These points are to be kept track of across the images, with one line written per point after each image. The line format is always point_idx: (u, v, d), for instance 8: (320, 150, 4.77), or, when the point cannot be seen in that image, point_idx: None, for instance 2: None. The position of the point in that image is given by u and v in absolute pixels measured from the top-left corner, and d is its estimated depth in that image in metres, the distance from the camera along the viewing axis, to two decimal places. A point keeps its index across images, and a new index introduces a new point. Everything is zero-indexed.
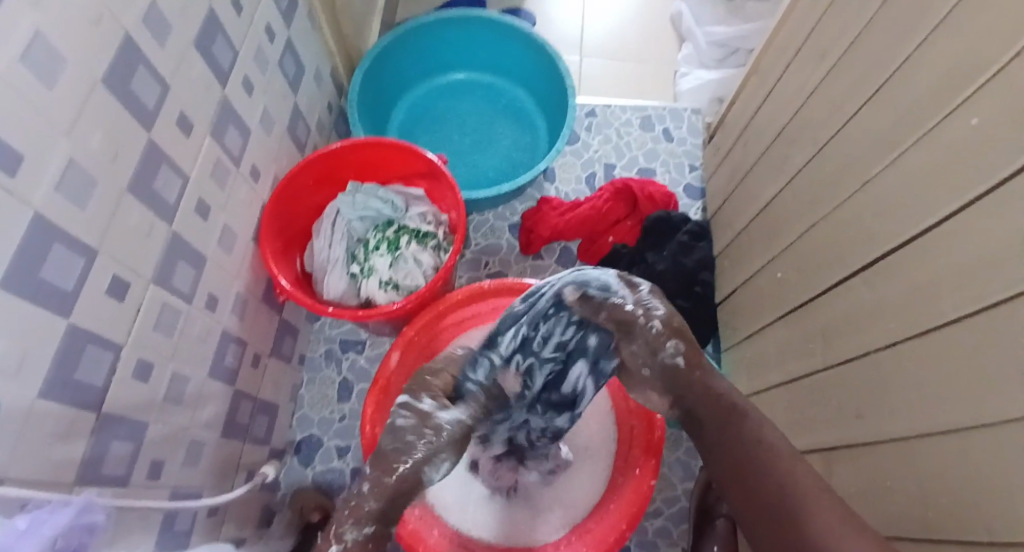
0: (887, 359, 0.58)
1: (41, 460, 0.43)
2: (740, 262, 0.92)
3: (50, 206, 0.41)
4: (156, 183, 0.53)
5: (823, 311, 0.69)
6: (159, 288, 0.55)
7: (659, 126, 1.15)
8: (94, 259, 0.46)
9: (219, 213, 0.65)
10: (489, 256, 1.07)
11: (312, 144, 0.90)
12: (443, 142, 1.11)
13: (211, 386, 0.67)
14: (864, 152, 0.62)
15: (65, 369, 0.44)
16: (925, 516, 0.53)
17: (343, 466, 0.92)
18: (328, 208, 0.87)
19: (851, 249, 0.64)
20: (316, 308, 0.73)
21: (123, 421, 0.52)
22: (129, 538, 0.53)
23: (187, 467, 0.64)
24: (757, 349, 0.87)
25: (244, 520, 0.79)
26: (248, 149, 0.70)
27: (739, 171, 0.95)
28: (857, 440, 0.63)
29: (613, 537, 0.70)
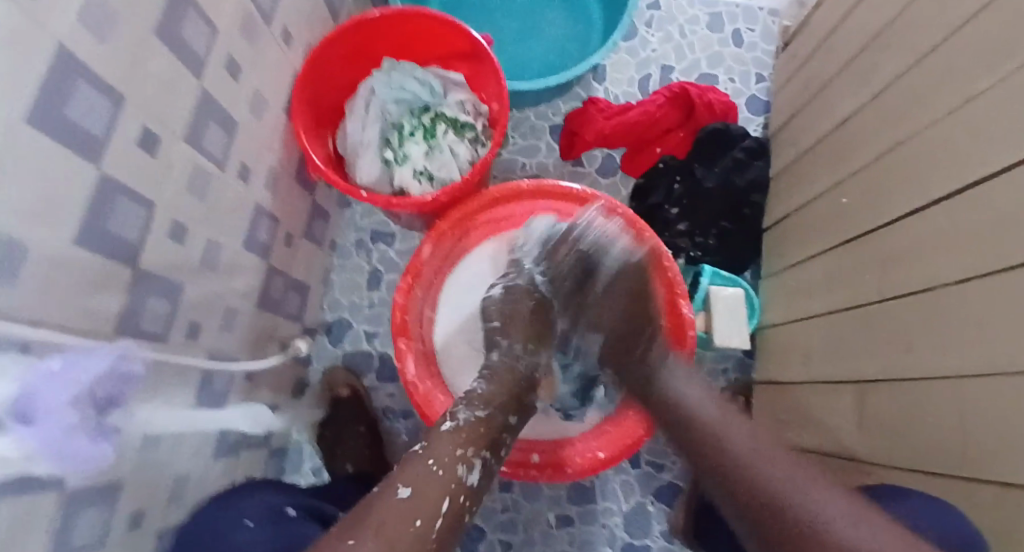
0: (952, 293, 0.54)
1: (75, 307, 0.42)
2: (799, 183, 0.86)
3: (74, 40, 0.38)
4: (184, 32, 0.49)
5: (886, 238, 0.65)
6: (190, 149, 0.53)
7: (729, 27, 1.04)
8: (120, 105, 0.43)
9: (250, 76, 0.61)
10: (528, 157, 1.02)
11: (346, 13, 0.84)
12: (487, 24, 1.02)
13: (245, 257, 0.67)
14: (973, 63, 0.54)
15: (98, 217, 0.43)
16: (961, 453, 0.51)
17: (370, 350, 0.94)
18: (362, 87, 0.82)
19: (935, 173, 0.58)
20: (348, 190, 0.71)
21: (159, 280, 0.52)
22: (167, 391, 0.55)
23: (223, 333, 0.66)
24: (804, 276, 0.83)
25: (278, 389, 0.83)
26: (280, 8, 0.64)
27: (814, 84, 0.87)
28: (900, 374, 0.60)
29: (627, 441, 0.75)
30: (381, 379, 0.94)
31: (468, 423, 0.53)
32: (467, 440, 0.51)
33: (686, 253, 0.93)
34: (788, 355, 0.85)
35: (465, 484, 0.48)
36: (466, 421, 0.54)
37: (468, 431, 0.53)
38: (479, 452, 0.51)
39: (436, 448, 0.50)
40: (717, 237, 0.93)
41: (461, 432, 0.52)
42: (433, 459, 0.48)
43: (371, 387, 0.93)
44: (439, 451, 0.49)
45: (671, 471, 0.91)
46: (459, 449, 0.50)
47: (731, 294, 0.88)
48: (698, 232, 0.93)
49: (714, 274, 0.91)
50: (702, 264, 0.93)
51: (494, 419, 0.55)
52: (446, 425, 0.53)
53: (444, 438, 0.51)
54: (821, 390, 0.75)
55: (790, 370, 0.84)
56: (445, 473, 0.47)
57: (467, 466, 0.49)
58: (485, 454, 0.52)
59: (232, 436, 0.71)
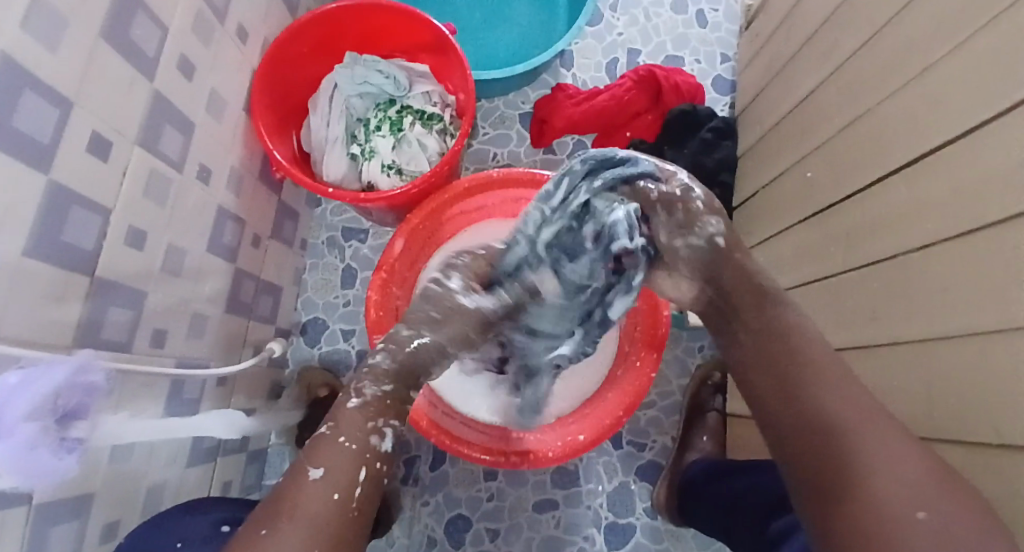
0: (913, 262, 0.55)
1: (32, 319, 0.41)
2: (765, 162, 0.87)
3: (16, 44, 0.36)
4: (133, 31, 0.47)
5: (850, 212, 0.66)
6: (146, 153, 0.52)
7: (693, 8, 1.05)
8: (70, 111, 0.42)
9: (206, 75, 0.59)
10: (498, 147, 1.01)
11: (305, 8, 0.82)
12: (451, 14, 1.00)
13: (211, 261, 0.66)
14: (925, 35, 0.55)
15: (50, 226, 0.42)
16: (927, 417, 0.53)
17: (348, 349, 0.93)
18: (326, 81, 0.80)
19: (893, 146, 0.59)
20: (315, 188, 0.70)
21: (119, 288, 0.51)
22: (136, 401, 0.54)
23: (192, 338, 0.64)
24: (774, 253, 0.84)
25: (253, 393, 0.82)
26: (234, 4, 0.62)
27: (777, 62, 0.87)
28: (866, 342, 0.62)
29: (609, 422, 0.74)
30: None
31: (377, 397, 0.49)
32: (379, 409, 0.49)
33: None
34: None
35: (381, 452, 0.48)
36: (374, 395, 0.49)
37: (374, 402, 0.49)
38: (389, 420, 0.49)
39: (342, 426, 0.47)
40: None
41: (369, 404, 0.49)
42: (345, 435, 0.47)
43: None
44: (347, 427, 0.47)
45: (652, 449, 0.92)
46: (369, 423, 0.48)
47: None
48: None
49: None
50: None
51: (404, 392, 0.52)
52: (351, 402, 0.49)
53: (352, 415, 0.48)
54: None
55: None
56: (355, 446, 0.47)
57: (380, 436, 0.48)
58: (395, 423, 0.50)
59: (207, 442, 0.70)
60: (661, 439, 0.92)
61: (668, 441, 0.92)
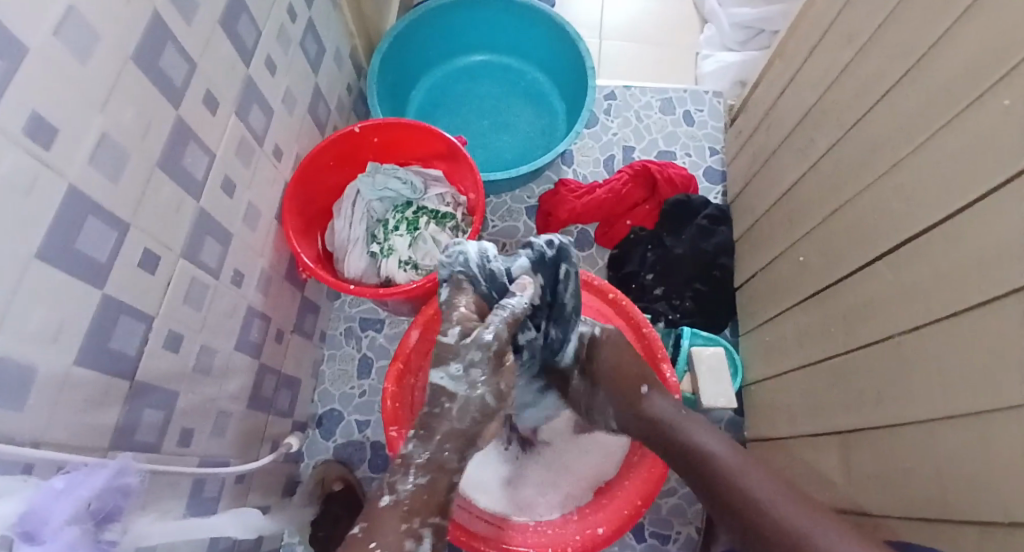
0: (909, 344, 0.57)
1: (74, 426, 0.44)
2: (760, 247, 0.91)
3: (83, 178, 0.42)
4: (184, 159, 0.54)
5: (843, 295, 0.69)
6: (188, 264, 0.56)
7: (680, 109, 1.14)
8: (126, 233, 0.47)
9: (244, 190, 0.66)
10: (506, 238, 1.07)
11: (332, 124, 0.91)
12: (461, 123, 1.10)
13: (237, 359, 0.69)
14: (892, 136, 0.61)
15: (100, 336, 0.46)
16: (942, 501, 0.53)
17: (363, 441, 0.94)
18: (349, 188, 0.88)
19: (877, 233, 0.63)
20: (337, 286, 0.74)
21: (154, 390, 0.54)
22: (160, 502, 0.55)
23: (215, 436, 0.66)
24: (777, 334, 0.86)
25: (269, 489, 0.82)
26: (271, 128, 0.70)
27: (761, 156, 0.94)
28: (876, 424, 0.62)
29: (627, 512, 0.73)
30: (374, 469, 0.93)
31: (414, 493, 0.47)
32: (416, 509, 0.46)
33: (664, 317, 0.96)
34: (772, 412, 0.87)
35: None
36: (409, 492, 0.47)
37: (420, 497, 0.47)
38: (427, 520, 0.46)
39: (382, 531, 0.44)
40: (693, 299, 0.96)
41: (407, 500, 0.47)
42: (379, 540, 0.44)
43: (365, 479, 0.92)
44: (382, 531, 0.44)
45: (676, 542, 0.89)
46: (405, 524, 0.45)
47: (712, 353, 0.90)
48: (673, 296, 0.96)
49: (694, 334, 0.93)
50: (682, 326, 0.95)
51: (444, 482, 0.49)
52: (386, 500, 0.47)
53: (388, 513, 0.46)
54: (806, 446, 0.76)
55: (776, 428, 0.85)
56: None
57: (416, 542, 0.45)
58: (436, 520, 0.47)
59: (223, 543, 0.70)
60: (685, 531, 0.90)
61: (693, 532, 0.90)
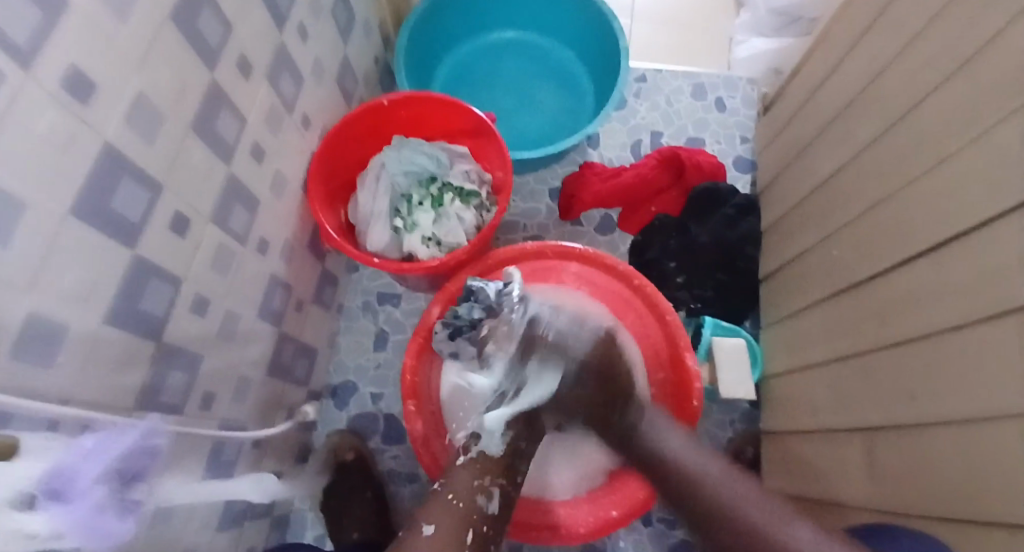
0: (945, 344, 0.56)
1: (102, 384, 0.44)
2: (789, 239, 0.90)
3: (119, 137, 0.41)
4: (216, 123, 0.53)
5: (878, 292, 0.68)
6: (217, 229, 0.56)
7: (711, 95, 1.11)
8: (159, 195, 0.47)
9: (272, 158, 0.65)
10: (528, 219, 1.06)
11: (358, 95, 0.90)
12: (487, 99, 1.09)
13: (259, 326, 0.69)
14: (940, 132, 0.59)
15: (130, 297, 0.46)
16: (970, 500, 0.52)
17: (376, 413, 0.94)
18: (373, 161, 0.87)
19: (918, 230, 0.61)
20: (361, 258, 0.74)
21: (179, 352, 0.54)
22: (183, 462, 0.56)
23: (235, 401, 0.67)
24: (803, 328, 0.85)
25: (283, 456, 0.82)
26: (301, 96, 0.69)
27: (795, 147, 0.92)
28: (904, 422, 0.62)
29: (640, 496, 0.74)
30: (386, 441, 0.93)
31: (482, 460, 0.61)
32: (482, 472, 0.60)
33: (686, 306, 0.96)
34: (793, 406, 0.86)
35: (487, 513, 0.56)
36: (478, 453, 0.62)
37: (483, 464, 0.61)
38: (495, 481, 0.59)
39: (459, 480, 0.59)
40: (715, 288, 0.96)
41: (476, 464, 0.61)
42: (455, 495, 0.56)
43: (377, 451, 0.93)
44: (457, 484, 0.58)
45: (683, 527, 0.89)
46: (477, 478, 0.59)
47: (732, 345, 0.90)
48: (695, 285, 0.96)
49: (715, 324, 0.93)
50: (704, 315, 0.95)
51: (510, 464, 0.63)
52: (463, 460, 0.62)
53: (465, 474, 0.59)
54: (828, 441, 0.76)
55: (797, 420, 0.85)
56: (465, 505, 0.55)
57: (485, 496, 0.57)
58: (502, 480, 0.60)
59: (238, 506, 0.71)
60: None
61: None
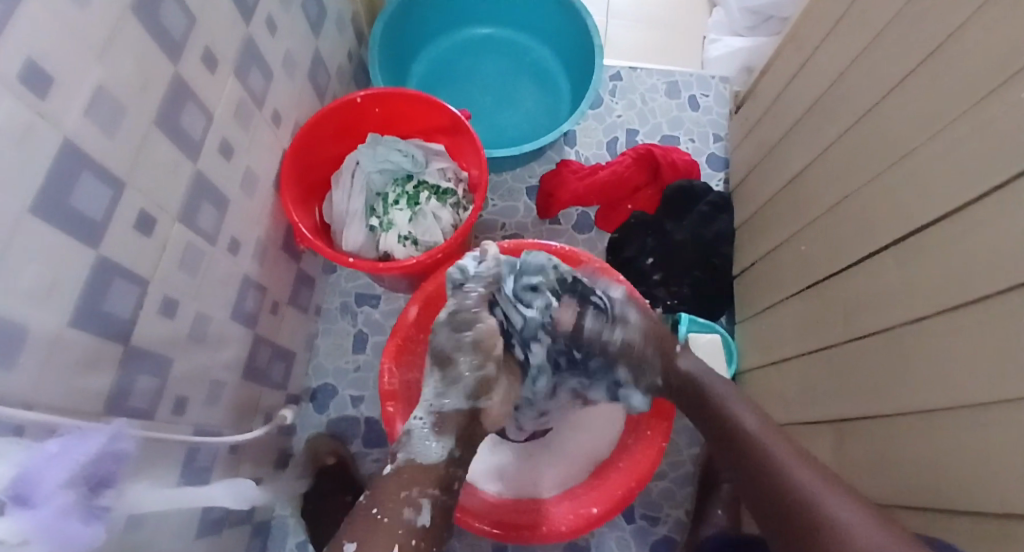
0: (909, 334, 0.58)
1: (65, 387, 0.43)
2: (760, 235, 0.91)
3: (80, 132, 0.40)
4: (182, 120, 0.52)
5: (846, 284, 0.69)
6: (185, 228, 0.55)
7: (686, 93, 1.13)
8: (122, 192, 0.46)
9: (242, 156, 0.64)
10: (506, 218, 1.06)
11: (331, 94, 0.89)
12: (463, 98, 1.08)
13: (232, 328, 0.68)
14: (903, 125, 0.61)
15: (94, 297, 0.45)
16: (937, 487, 0.53)
17: (356, 416, 0.93)
18: (348, 160, 0.86)
19: (884, 222, 0.63)
20: (335, 258, 0.73)
21: (148, 355, 0.53)
22: (154, 469, 0.54)
23: (209, 405, 0.65)
24: (775, 323, 0.86)
25: (261, 462, 0.81)
26: (271, 93, 0.68)
27: (766, 143, 0.94)
28: (871, 412, 0.63)
29: (621, 493, 0.74)
30: (367, 444, 0.92)
31: (410, 466, 0.55)
32: (411, 482, 0.54)
33: (662, 303, 0.96)
34: (765, 400, 0.87)
35: (417, 526, 0.51)
36: (405, 462, 0.56)
37: (412, 470, 0.55)
38: (424, 492, 0.53)
39: (385, 492, 0.53)
40: (692, 285, 0.96)
41: (402, 474, 0.55)
42: (378, 506, 0.51)
43: (357, 454, 0.92)
44: (385, 497, 0.52)
45: (665, 524, 0.90)
46: (401, 491, 0.52)
47: (708, 340, 0.89)
48: (672, 282, 0.96)
49: (691, 320, 0.93)
50: (680, 312, 0.95)
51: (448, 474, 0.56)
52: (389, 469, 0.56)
53: (391, 484, 0.53)
54: (800, 434, 0.77)
55: (770, 414, 0.85)
56: (389, 520, 0.50)
57: (413, 509, 0.51)
58: (432, 491, 0.54)
59: (215, 513, 0.69)
60: (673, 514, 0.91)
61: (681, 515, 0.91)
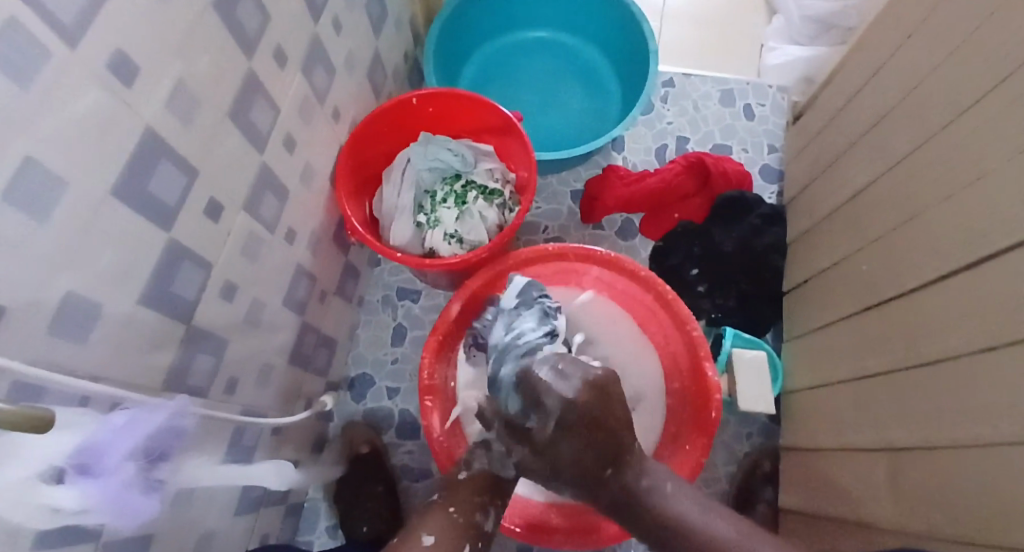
0: (977, 365, 0.55)
1: (134, 364, 0.45)
2: (816, 251, 0.89)
3: (160, 121, 0.42)
4: (251, 113, 0.54)
5: (909, 307, 0.66)
6: (247, 217, 0.57)
7: (740, 102, 1.10)
8: (194, 179, 0.48)
9: (303, 149, 0.66)
10: (550, 220, 1.06)
11: (387, 90, 0.90)
12: (513, 99, 1.09)
13: (283, 315, 0.70)
14: (979, 147, 0.58)
15: (163, 279, 0.47)
16: (997, 526, 0.51)
17: (392, 407, 0.95)
18: (399, 156, 0.87)
19: (954, 246, 0.60)
20: (385, 252, 0.74)
21: (208, 337, 0.55)
22: (206, 446, 0.57)
23: (258, 388, 0.68)
24: (828, 343, 0.84)
25: (300, 445, 0.83)
26: (332, 89, 0.70)
27: (825, 158, 0.91)
28: (930, 442, 0.61)
29: None
30: (401, 436, 0.94)
31: (479, 473, 0.60)
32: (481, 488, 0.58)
33: (706, 316, 0.95)
34: (815, 422, 0.85)
35: (484, 530, 0.56)
36: (479, 471, 0.60)
37: (479, 479, 0.59)
38: (491, 502, 0.58)
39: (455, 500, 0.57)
40: (738, 298, 0.95)
41: (473, 480, 0.59)
42: (456, 508, 0.56)
43: (392, 444, 0.93)
44: (458, 499, 0.57)
45: None
46: (471, 502, 0.57)
47: (752, 356, 0.89)
48: (717, 294, 0.95)
49: (736, 335, 0.92)
50: (724, 326, 0.94)
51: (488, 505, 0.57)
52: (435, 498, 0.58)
53: (462, 489, 0.58)
54: (850, 459, 0.75)
55: (819, 437, 0.83)
56: (463, 520, 0.55)
57: (483, 514, 0.57)
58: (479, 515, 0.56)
59: (256, 492, 0.72)
60: None
61: None
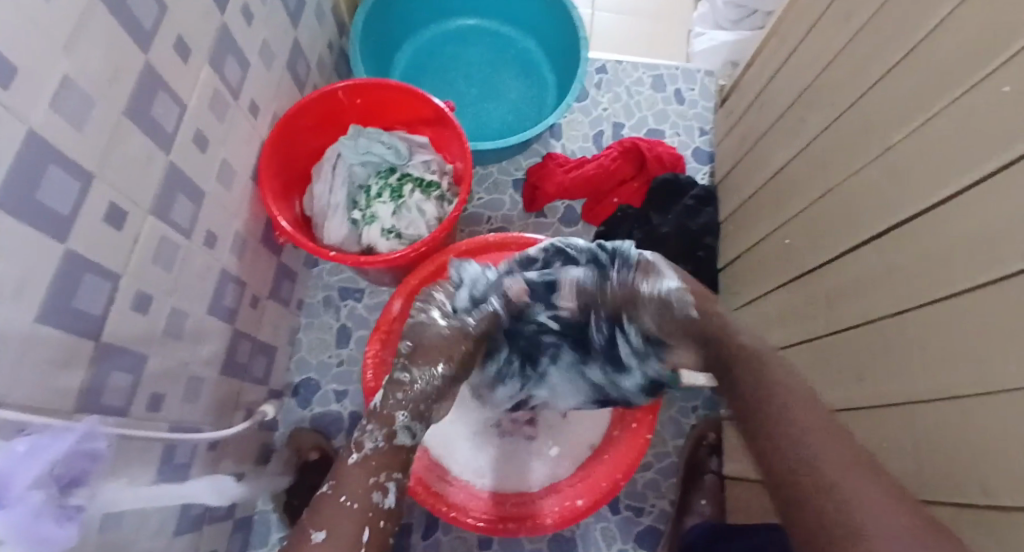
0: (891, 327, 0.58)
1: (38, 386, 0.42)
2: (744, 228, 0.92)
3: (45, 124, 0.39)
4: (153, 111, 0.51)
5: (828, 275, 0.69)
6: (158, 222, 0.54)
7: (671, 86, 1.12)
8: (91, 183, 0.44)
9: (218, 147, 0.63)
10: (491, 211, 1.05)
11: (312, 84, 0.87)
12: (447, 89, 1.07)
13: (210, 324, 0.67)
14: (883, 119, 0.61)
15: (64, 294, 0.44)
16: (917, 474, 0.54)
17: (340, 411, 0.93)
18: (330, 151, 0.85)
19: (863, 216, 0.63)
20: (316, 252, 0.72)
21: (123, 352, 0.52)
22: (129, 467, 0.54)
23: (187, 402, 0.64)
24: (758, 316, 0.87)
25: (242, 458, 0.80)
26: (248, 83, 0.67)
27: (751, 135, 0.93)
28: (854, 404, 0.64)
29: (606, 485, 0.74)
30: (352, 439, 0.92)
31: (377, 453, 0.51)
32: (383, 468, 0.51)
33: None
34: None
35: (383, 509, 0.49)
36: (373, 450, 0.51)
37: (381, 459, 0.51)
38: (393, 475, 0.51)
39: (333, 500, 0.48)
40: None
41: (372, 461, 0.51)
42: (347, 494, 0.48)
43: (341, 449, 0.91)
44: (350, 483, 0.49)
45: (650, 514, 0.91)
46: (372, 477, 0.50)
47: None
48: None
49: None
50: None
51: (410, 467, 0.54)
52: (352, 458, 0.51)
53: (362, 468, 0.50)
54: None
55: None
56: (360, 503, 0.48)
57: (383, 491, 0.50)
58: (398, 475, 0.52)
59: (195, 510, 0.68)
60: (659, 504, 0.91)
61: (666, 506, 0.91)
